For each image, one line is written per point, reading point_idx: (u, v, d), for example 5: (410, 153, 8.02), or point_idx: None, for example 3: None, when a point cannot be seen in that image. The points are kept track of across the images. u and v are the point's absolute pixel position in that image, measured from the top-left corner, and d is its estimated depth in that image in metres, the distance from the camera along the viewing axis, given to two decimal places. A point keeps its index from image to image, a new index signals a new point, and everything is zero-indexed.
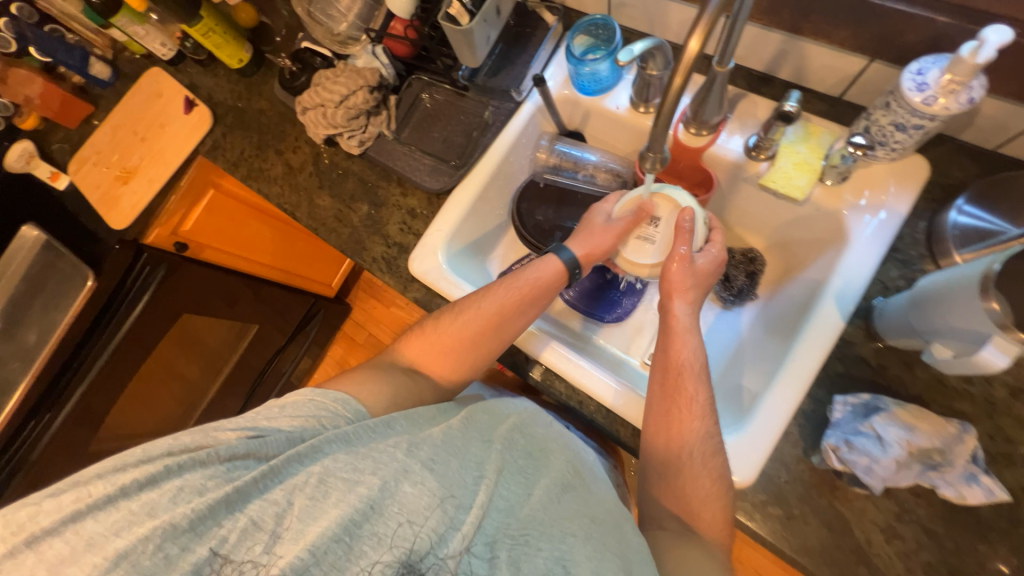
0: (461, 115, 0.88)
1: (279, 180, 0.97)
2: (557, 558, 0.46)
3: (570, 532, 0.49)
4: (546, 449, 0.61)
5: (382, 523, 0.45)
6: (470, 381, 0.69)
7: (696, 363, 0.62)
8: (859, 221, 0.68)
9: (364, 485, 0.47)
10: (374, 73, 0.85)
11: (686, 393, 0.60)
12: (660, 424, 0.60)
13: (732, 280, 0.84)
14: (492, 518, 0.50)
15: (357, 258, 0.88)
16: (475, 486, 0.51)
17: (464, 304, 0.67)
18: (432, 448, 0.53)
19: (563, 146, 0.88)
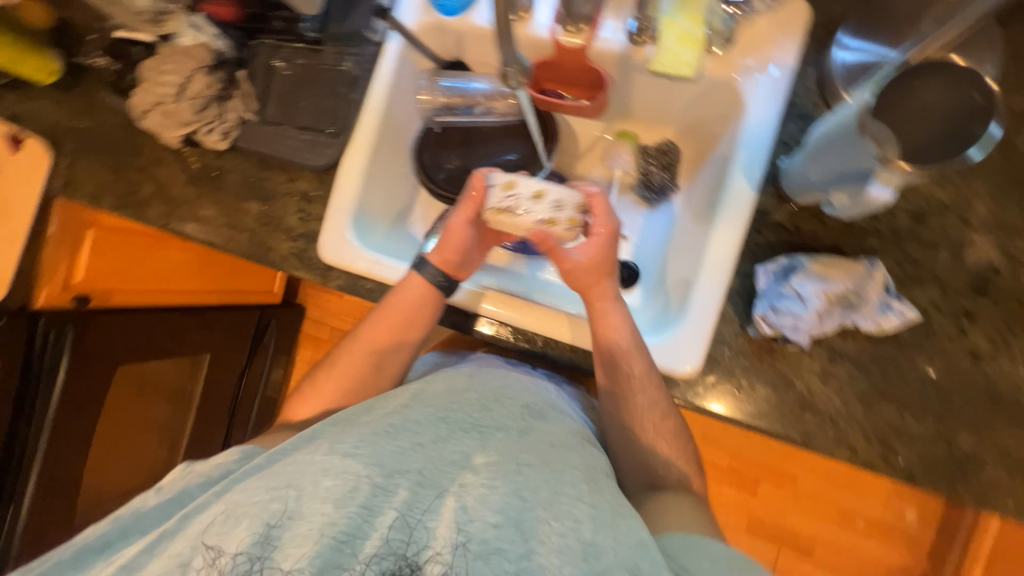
0: (323, 75, 0.79)
1: (152, 202, 0.86)
2: (513, 491, 0.47)
3: (525, 463, 0.50)
4: (500, 396, 0.58)
5: (310, 522, 0.44)
6: (405, 352, 0.72)
7: (625, 343, 0.63)
8: (752, 82, 0.65)
9: (282, 498, 0.45)
10: (205, 49, 0.74)
11: (626, 367, 0.62)
12: (613, 399, 0.64)
13: (652, 177, 0.82)
14: (447, 472, 0.49)
15: (266, 261, 0.81)
16: (410, 452, 0.50)
17: (336, 357, 0.71)
18: (353, 436, 0.50)
19: (446, 81, 0.79)
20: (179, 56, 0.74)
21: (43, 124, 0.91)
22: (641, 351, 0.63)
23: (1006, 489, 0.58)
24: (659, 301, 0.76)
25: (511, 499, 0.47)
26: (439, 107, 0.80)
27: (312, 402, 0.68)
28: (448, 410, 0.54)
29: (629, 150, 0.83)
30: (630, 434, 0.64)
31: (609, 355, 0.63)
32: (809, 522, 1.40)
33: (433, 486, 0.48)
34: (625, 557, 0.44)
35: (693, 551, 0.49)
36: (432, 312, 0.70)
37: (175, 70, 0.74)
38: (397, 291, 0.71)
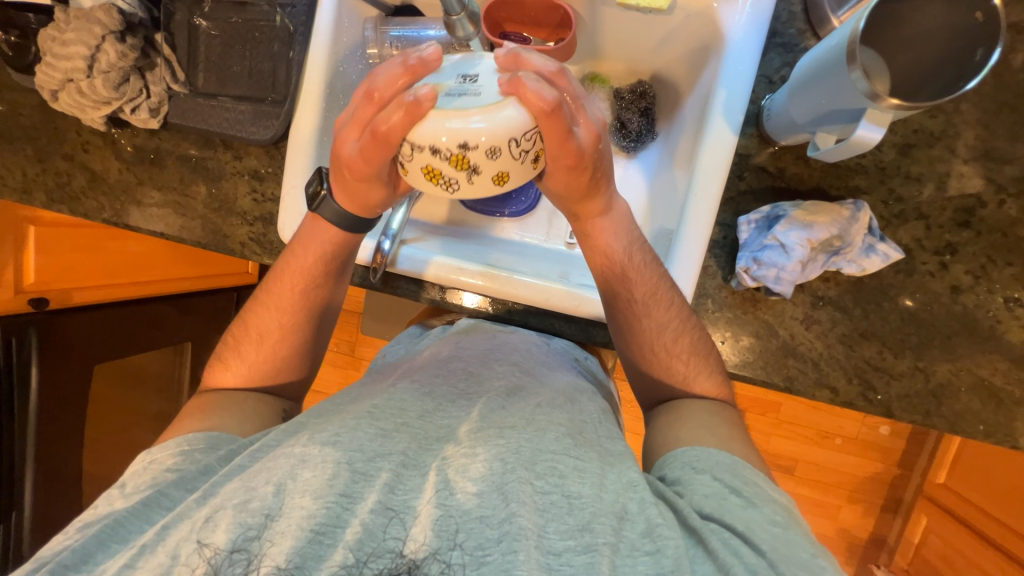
0: (254, 33, 0.69)
1: (88, 192, 0.78)
2: (497, 455, 0.47)
3: (508, 425, 0.50)
4: (490, 357, 0.61)
5: (289, 521, 0.43)
6: (331, 299, 0.70)
7: (625, 258, 0.60)
8: (732, 10, 0.60)
9: (265, 495, 0.44)
10: (111, 14, 0.65)
11: (631, 285, 0.61)
12: (624, 337, 0.63)
13: (630, 124, 0.76)
14: (431, 452, 0.48)
15: (224, 249, 0.75)
16: (394, 434, 0.49)
17: (258, 328, 0.67)
18: (336, 424, 0.49)
19: (395, 31, 0.70)
20: (82, 25, 0.64)
21: None
22: (648, 261, 0.61)
23: (977, 415, 0.60)
24: None
25: (494, 463, 0.46)
26: (391, 63, 0.72)
27: (255, 363, 0.66)
28: (433, 383, 0.56)
29: (603, 95, 0.76)
30: (642, 367, 0.64)
31: (611, 274, 0.61)
32: (792, 445, 1.49)
33: (414, 463, 0.48)
34: (612, 503, 0.45)
35: (693, 466, 0.51)
36: (348, 252, 0.67)
37: (79, 42, 0.64)
38: (296, 246, 0.66)
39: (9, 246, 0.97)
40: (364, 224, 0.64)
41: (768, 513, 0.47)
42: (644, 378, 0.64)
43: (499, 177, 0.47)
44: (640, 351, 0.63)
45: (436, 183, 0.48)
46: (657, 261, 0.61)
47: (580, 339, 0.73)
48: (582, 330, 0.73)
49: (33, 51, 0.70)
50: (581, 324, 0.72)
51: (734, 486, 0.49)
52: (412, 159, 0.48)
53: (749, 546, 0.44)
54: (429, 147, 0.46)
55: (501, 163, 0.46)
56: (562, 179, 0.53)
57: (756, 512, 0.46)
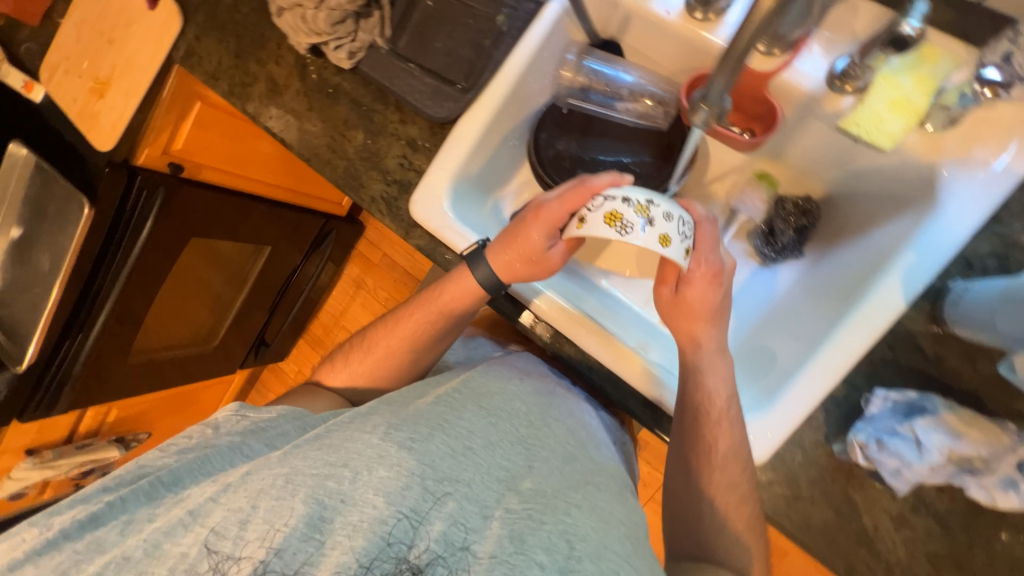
0: (468, 19, 0.71)
1: (262, 100, 0.84)
2: (562, 532, 0.47)
3: (575, 504, 0.50)
4: (546, 415, 0.61)
5: (361, 517, 0.46)
6: (441, 345, 0.77)
7: (720, 410, 0.59)
8: (958, 182, 0.54)
9: (348, 481, 0.48)
10: None
11: (715, 438, 0.59)
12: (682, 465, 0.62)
13: (778, 234, 0.74)
14: (492, 490, 0.50)
15: (354, 196, 0.78)
16: (462, 459, 0.52)
17: (374, 343, 0.75)
18: (410, 427, 0.53)
19: (594, 62, 0.72)
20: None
21: None
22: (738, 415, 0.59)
23: None
24: (744, 370, 0.70)
25: (558, 541, 0.46)
26: (578, 90, 0.74)
27: (358, 370, 0.74)
28: (500, 417, 0.58)
29: (764, 197, 0.74)
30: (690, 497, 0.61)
31: (698, 413, 0.59)
32: None
33: (479, 501, 0.49)
34: None
35: None
36: (473, 310, 0.73)
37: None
38: (442, 286, 0.72)
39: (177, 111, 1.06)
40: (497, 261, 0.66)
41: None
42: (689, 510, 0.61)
43: (665, 242, 0.54)
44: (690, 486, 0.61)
45: (613, 224, 0.54)
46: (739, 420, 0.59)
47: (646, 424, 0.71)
48: (652, 417, 0.70)
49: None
50: (655, 411, 0.70)
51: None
52: (599, 207, 0.56)
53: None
54: (622, 198, 0.54)
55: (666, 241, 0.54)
56: (699, 288, 0.59)
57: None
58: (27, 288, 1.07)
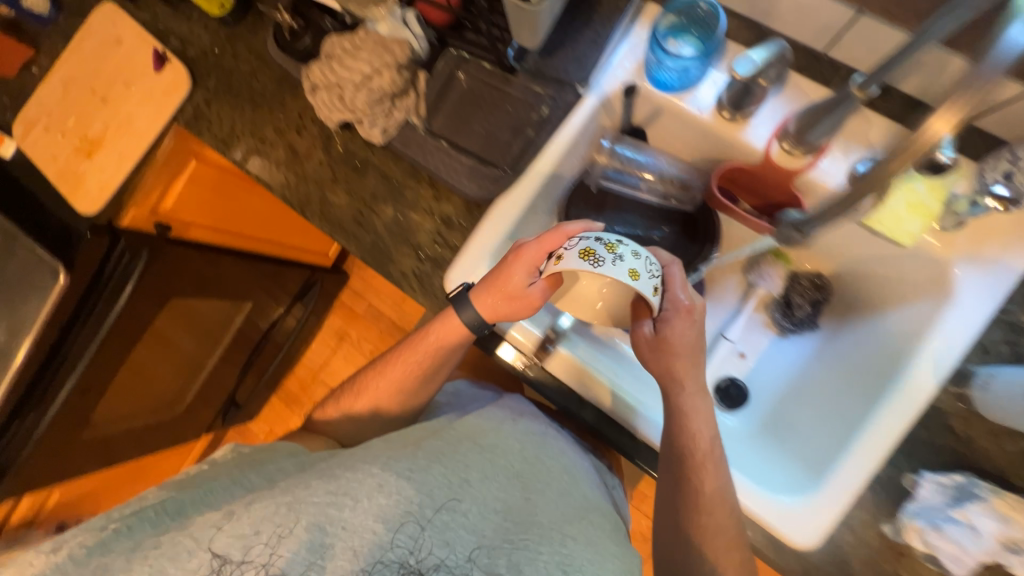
0: (507, 105, 0.73)
1: (281, 168, 0.81)
2: (557, 561, 0.58)
3: (569, 536, 0.61)
4: (541, 453, 0.72)
5: (360, 538, 0.54)
6: (428, 391, 0.76)
7: (702, 452, 0.60)
8: (971, 279, 0.60)
9: (350, 511, 0.55)
10: (404, 48, 0.69)
11: (703, 478, 0.60)
12: (670, 509, 0.63)
13: (795, 308, 0.79)
14: (482, 516, 0.60)
15: (383, 271, 0.76)
16: (456, 490, 0.61)
17: (362, 386, 0.76)
18: (410, 460, 0.61)
19: (626, 148, 0.75)
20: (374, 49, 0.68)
21: (193, 51, 0.88)
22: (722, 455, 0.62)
23: None
24: (778, 442, 0.73)
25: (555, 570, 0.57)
26: (612, 172, 0.76)
27: (347, 414, 0.76)
28: (495, 454, 0.67)
29: (779, 272, 0.80)
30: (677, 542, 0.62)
31: (684, 457, 0.61)
32: None
33: (470, 525, 0.58)
34: None
35: None
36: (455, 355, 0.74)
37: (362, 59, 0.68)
38: (427, 331, 0.73)
39: (170, 170, 1.00)
40: (483, 304, 0.65)
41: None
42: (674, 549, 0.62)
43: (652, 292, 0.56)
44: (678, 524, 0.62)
45: (586, 258, 0.54)
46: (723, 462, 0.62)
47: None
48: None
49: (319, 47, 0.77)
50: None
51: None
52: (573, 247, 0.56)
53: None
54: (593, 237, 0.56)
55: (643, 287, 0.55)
56: (678, 326, 0.60)
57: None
58: None
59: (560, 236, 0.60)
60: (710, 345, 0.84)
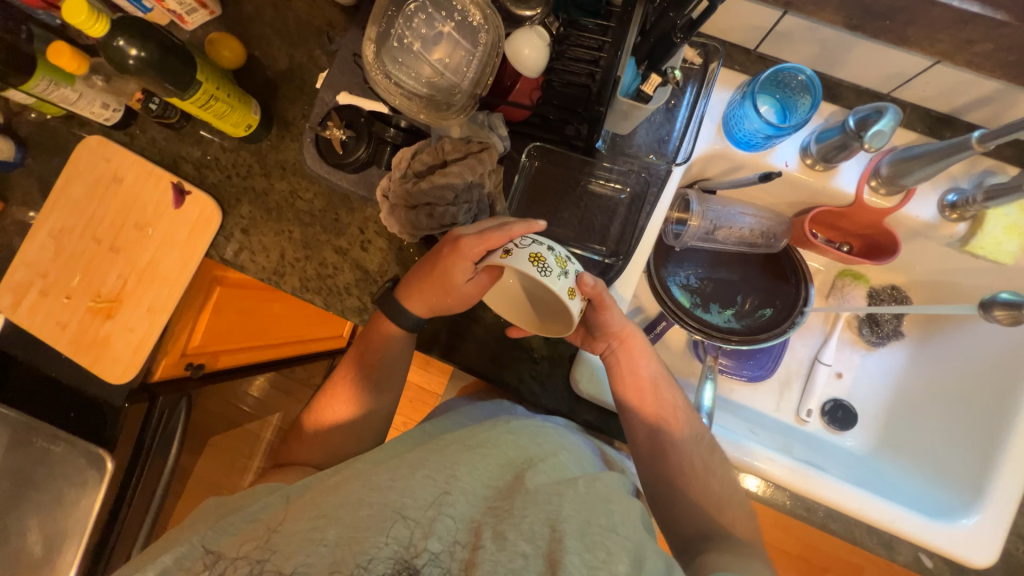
0: (593, 186, 0.71)
1: (354, 289, 0.74)
2: (546, 519, 0.43)
3: (558, 492, 0.46)
4: (539, 433, 0.54)
5: (345, 546, 0.42)
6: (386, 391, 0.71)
7: (659, 376, 0.63)
8: None
9: (319, 526, 0.44)
10: (493, 154, 0.62)
11: (663, 396, 0.63)
12: (654, 444, 0.61)
13: (882, 323, 0.82)
14: (466, 503, 0.46)
15: (497, 378, 0.71)
16: (448, 484, 0.47)
17: (317, 413, 0.70)
18: (394, 470, 0.48)
19: (713, 207, 0.73)
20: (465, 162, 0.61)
21: (213, 175, 0.78)
22: (671, 380, 0.64)
23: None
24: (902, 464, 0.76)
25: (542, 528, 0.43)
26: (701, 232, 0.74)
27: (323, 442, 0.68)
28: (487, 450, 0.51)
29: (859, 292, 0.82)
30: (670, 474, 0.60)
31: (655, 394, 0.62)
32: None
33: (461, 514, 0.45)
34: None
35: None
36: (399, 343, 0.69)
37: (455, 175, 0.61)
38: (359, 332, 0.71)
39: (198, 304, 0.87)
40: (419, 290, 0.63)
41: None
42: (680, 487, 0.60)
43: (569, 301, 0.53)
44: (660, 458, 0.61)
45: (535, 262, 0.51)
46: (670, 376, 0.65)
47: (881, 553, 0.69)
48: (882, 544, 0.69)
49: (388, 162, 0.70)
50: (883, 537, 0.69)
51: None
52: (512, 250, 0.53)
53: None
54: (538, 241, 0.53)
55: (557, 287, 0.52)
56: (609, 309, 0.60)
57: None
58: None
59: (505, 236, 0.55)
60: (808, 373, 0.83)
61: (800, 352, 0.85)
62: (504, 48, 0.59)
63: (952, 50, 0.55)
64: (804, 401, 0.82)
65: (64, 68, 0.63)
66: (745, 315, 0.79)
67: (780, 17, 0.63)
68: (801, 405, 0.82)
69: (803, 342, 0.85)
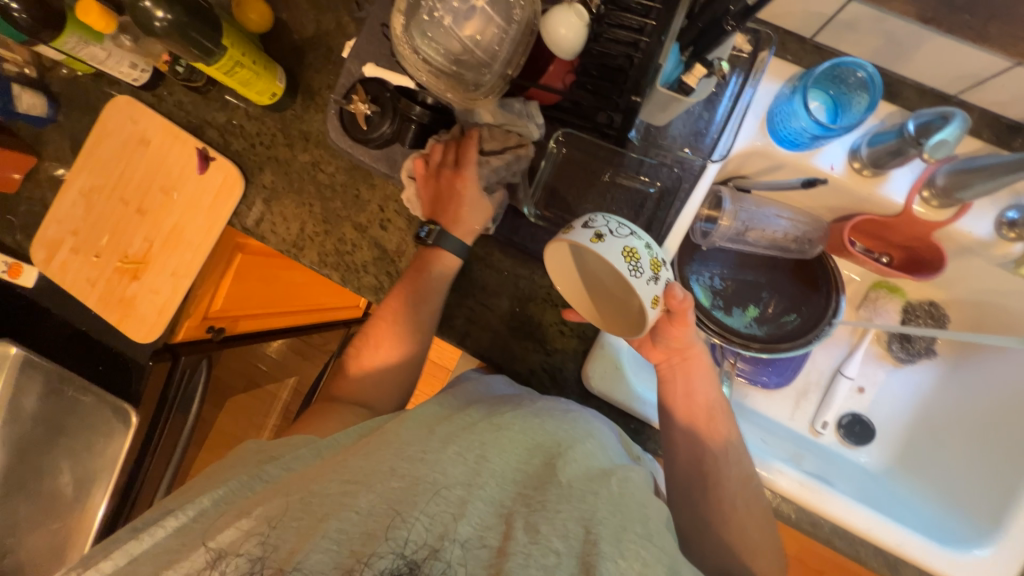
0: (620, 177, 0.68)
1: (371, 267, 0.74)
2: (578, 518, 0.41)
3: (592, 490, 0.44)
4: (570, 421, 0.51)
5: (348, 511, 0.41)
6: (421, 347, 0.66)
7: (718, 406, 0.61)
8: None
9: (350, 493, 0.42)
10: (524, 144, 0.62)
11: (719, 426, 0.60)
12: (694, 474, 0.58)
13: (914, 340, 0.78)
14: (495, 489, 0.44)
15: (508, 368, 0.71)
16: (480, 469, 0.44)
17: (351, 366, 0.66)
18: (423, 443, 0.46)
19: (749, 207, 0.69)
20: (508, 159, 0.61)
21: (237, 143, 0.78)
22: (730, 414, 0.61)
23: None
24: (917, 486, 0.74)
25: (574, 527, 0.40)
26: (732, 233, 0.71)
27: (363, 384, 0.64)
28: (519, 435, 0.48)
29: (894, 307, 0.78)
30: (703, 506, 0.57)
31: (710, 423, 0.60)
32: None
33: (490, 498, 0.43)
34: None
35: None
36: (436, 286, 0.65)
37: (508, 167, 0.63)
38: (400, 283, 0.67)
39: (220, 271, 0.89)
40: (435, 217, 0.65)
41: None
42: (708, 520, 0.56)
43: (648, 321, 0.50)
44: (698, 490, 0.58)
45: (629, 259, 0.49)
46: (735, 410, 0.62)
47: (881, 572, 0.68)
48: (886, 564, 0.67)
49: (413, 142, 0.69)
50: (888, 558, 0.67)
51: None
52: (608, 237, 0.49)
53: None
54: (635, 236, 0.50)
55: (641, 294, 0.49)
56: (678, 326, 0.58)
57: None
58: (40, 525, 0.81)
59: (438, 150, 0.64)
60: (828, 384, 0.81)
61: (823, 363, 0.82)
62: (540, 25, 0.55)
63: None
64: (821, 413, 0.80)
65: (93, 26, 0.62)
66: (768, 321, 0.76)
67: (845, 4, 0.57)
68: (816, 416, 0.80)
69: (826, 352, 0.82)
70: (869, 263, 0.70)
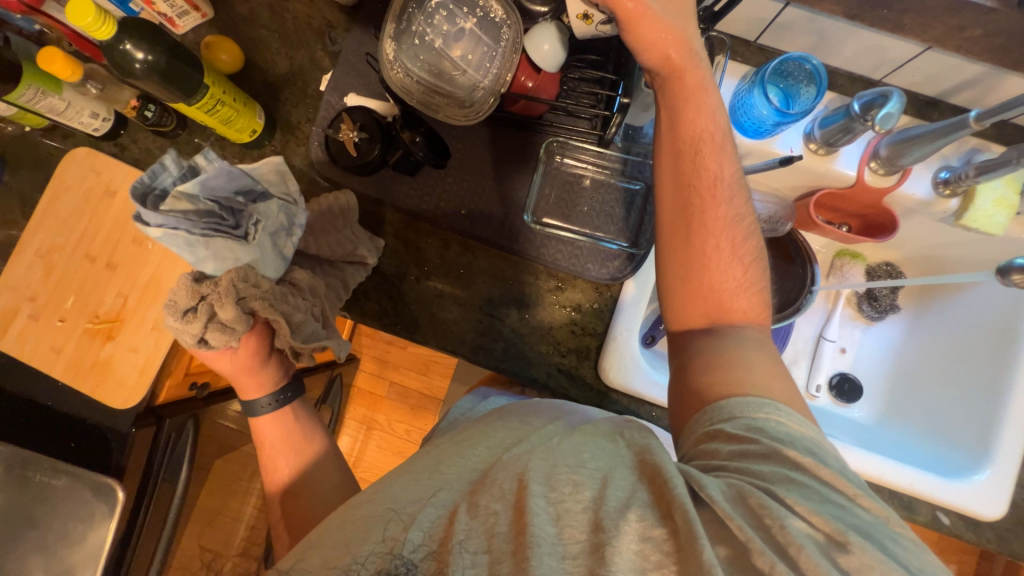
0: (607, 178, 0.73)
1: (372, 294, 0.72)
2: (516, 472, 0.41)
3: (524, 448, 0.44)
4: (527, 414, 0.52)
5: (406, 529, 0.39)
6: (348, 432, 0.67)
7: (713, 136, 0.54)
8: None
9: (308, 553, 0.41)
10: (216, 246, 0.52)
11: (709, 166, 0.54)
12: (682, 216, 0.54)
13: (880, 298, 0.86)
14: (449, 488, 0.43)
15: (525, 375, 0.71)
16: (437, 480, 0.44)
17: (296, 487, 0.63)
18: (380, 482, 0.46)
19: None
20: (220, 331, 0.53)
21: None
22: (724, 147, 0.54)
23: None
24: (911, 428, 0.80)
25: (511, 484, 0.40)
26: None
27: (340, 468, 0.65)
28: (477, 440, 0.48)
29: (859, 270, 0.87)
30: (688, 251, 0.54)
31: (694, 153, 0.53)
32: None
33: (442, 501, 0.41)
34: None
35: None
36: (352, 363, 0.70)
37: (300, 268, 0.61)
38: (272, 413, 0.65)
39: None
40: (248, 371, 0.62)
41: (805, 479, 0.40)
42: (699, 263, 0.53)
43: (584, 13, 0.53)
44: (687, 235, 0.54)
45: None
46: (734, 144, 0.55)
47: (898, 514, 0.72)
48: (901, 506, 0.72)
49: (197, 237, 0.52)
50: (902, 500, 0.71)
51: (786, 426, 0.44)
52: None
53: (820, 496, 0.39)
54: None
55: None
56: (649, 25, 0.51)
57: (814, 485, 0.40)
58: None
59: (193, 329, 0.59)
60: (815, 350, 0.87)
61: (807, 331, 0.88)
62: (524, 45, 0.58)
63: (943, 37, 0.58)
64: (815, 378, 0.85)
65: (57, 74, 0.60)
66: None
67: (781, 9, 0.65)
68: (812, 381, 0.85)
69: (807, 321, 0.88)
70: (832, 232, 0.77)
